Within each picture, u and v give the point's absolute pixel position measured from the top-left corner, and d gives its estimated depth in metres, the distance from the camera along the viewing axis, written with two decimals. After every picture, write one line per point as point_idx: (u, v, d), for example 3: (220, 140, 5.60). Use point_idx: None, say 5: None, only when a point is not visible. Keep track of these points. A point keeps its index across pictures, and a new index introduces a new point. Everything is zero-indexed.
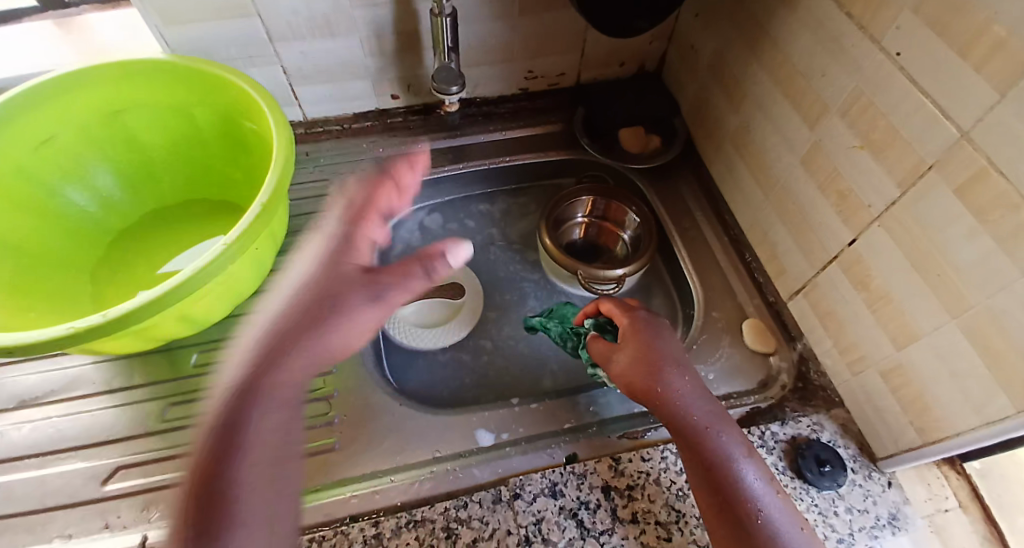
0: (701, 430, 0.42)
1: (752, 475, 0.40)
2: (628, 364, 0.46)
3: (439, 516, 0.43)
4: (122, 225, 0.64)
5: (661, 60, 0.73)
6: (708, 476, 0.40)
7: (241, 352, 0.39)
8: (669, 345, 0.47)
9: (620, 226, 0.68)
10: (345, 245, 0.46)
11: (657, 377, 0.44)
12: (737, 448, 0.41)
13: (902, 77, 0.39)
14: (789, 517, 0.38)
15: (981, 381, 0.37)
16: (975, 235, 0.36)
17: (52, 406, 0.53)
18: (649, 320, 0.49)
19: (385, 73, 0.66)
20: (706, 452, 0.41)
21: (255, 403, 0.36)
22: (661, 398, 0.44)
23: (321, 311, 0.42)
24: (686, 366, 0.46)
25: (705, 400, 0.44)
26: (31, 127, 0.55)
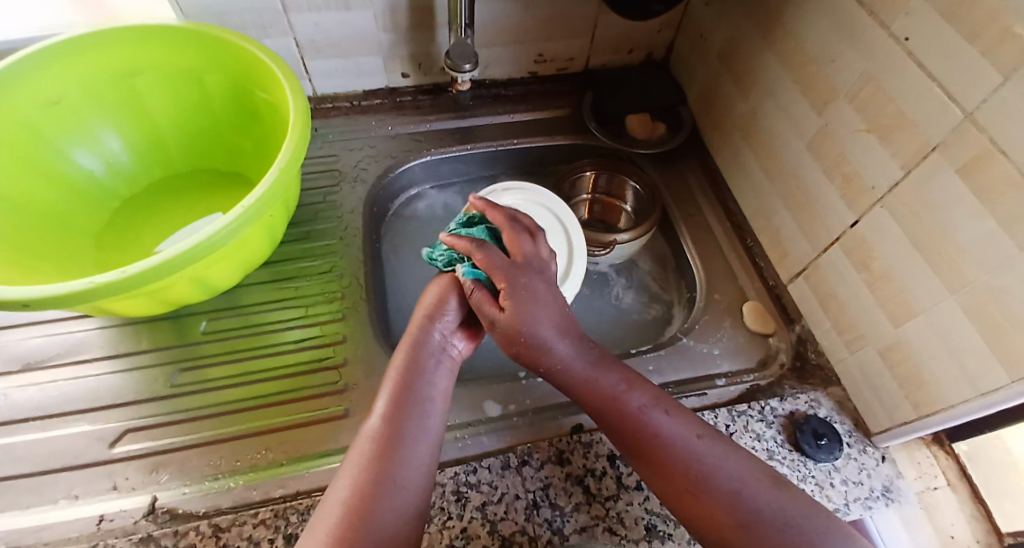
0: (586, 375, 0.45)
1: (695, 445, 0.41)
2: (514, 310, 0.44)
3: (449, 480, 0.44)
4: (129, 194, 0.64)
5: (669, 48, 0.74)
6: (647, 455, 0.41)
7: (361, 449, 0.39)
8: (542, 288, 0.47)
9: (622, 201, 0.70)
10: (439, 356, 0.46)
11: (536, 325, 0.45)
12: (663, 416, 0.43)
13: (911, 61, 0.41)
14: (702, 438, 0.42)
15: (977, 354, 0.39)
16: (976, 212, 0.38)
17: (58, 369, 0.53)
18: (531, 255, 0.48)
19: (397, 50, 0.66)
20: (616, 413, 0.43)
21: (387, 498, 0.37)
22: (545, 355, 0.45)
23: (425, 401, 0.43)
24: (554, 303, 0.46)
25: (567, 338, 0.46)
26: (40, 86, 0.55)
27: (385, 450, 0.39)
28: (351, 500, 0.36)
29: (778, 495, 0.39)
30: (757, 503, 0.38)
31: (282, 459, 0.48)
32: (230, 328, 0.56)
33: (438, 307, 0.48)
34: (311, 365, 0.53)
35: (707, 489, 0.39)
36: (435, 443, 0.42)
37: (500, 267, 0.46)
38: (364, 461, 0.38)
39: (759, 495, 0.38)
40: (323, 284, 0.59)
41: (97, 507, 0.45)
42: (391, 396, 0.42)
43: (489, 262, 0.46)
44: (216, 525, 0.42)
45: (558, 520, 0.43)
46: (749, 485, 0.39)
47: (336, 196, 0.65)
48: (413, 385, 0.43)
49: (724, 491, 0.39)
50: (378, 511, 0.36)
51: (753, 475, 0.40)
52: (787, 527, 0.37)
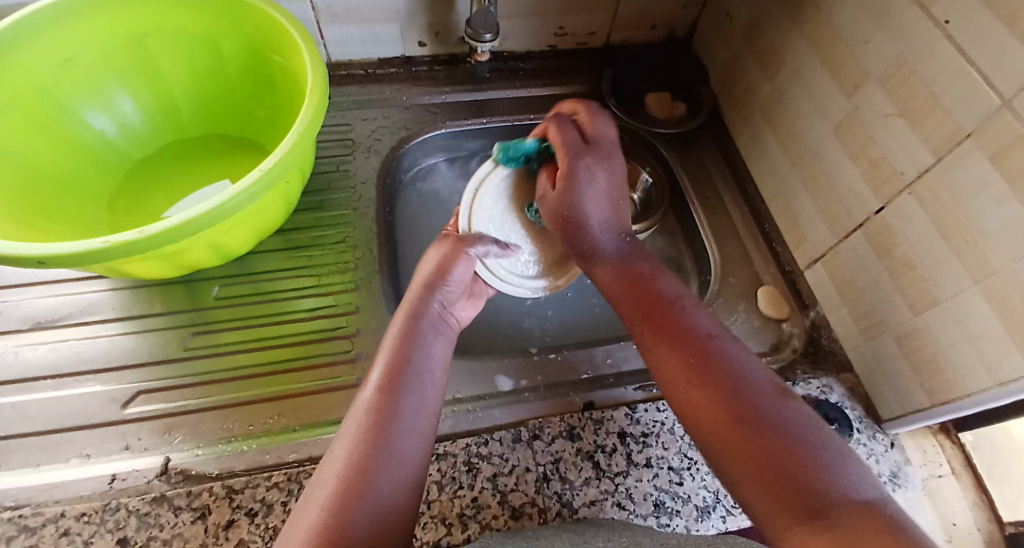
0: (614, 257, 0.47)
1: (740, 356, 0.39)
2: (562, 191, 0.47)
3: (460, 450, 0.45)
4: (141, 156, 0.64)
5: (692, 27, 0.73)
6: (695, 353, 0.39)
7: (355, 418, 0.39)
8: (613, 161, 0.49)
9: (631, 187, 0.67)
10: (436, 328, 0.46)
11: (584, 207, 0.47)
12: (710, 325, 0.41)
13: (948, 44, 0.40)
14: (716, 337, 0.40)
15: (997, 344, 0.39)
16: (1005, 201, 0.37)
17: (69, 329, 0.52)
18: (603, 134, 0.50)
19: (415, 18, 0.65)
20: (638, 295, 0.44)
21: (383, 468, 0.36)
22: (585, 233, 0.47)
23: (423, 373, 0.42)
24: (611, 184, 0.49)
25: (610, 225, 0.48)
26: (53, 44, 0.53)
27: (381, 419, 0.38)
28: (346, 471, 0.36)
29: (777, 403, 0.36)
30: (756, 402, 0.36)
31: (294, 425, 0.48)
32: (241, 295, 0.56)
33: (435, 278, 0.48)
34: (324, 334, 0.53)
35: (710, 381, 0.38)
36: (435, 416, 0.41)
37: (570, 147, 0.48)
38: (358, 431, 0.38)
39: (759, 396, 0.36)
40: (336, 254, 0.59)
41: (109, 466, 0.45)
42: (387, 368, 0.42)
43: (560, 139, 0.49)
44: (229, 486, 0.43)
45: (568, 493, 0.43)
46: (752, 382, 0.37)
47: (350, 166, 0.65)
48: (409, 356, 0.43)
49: (727, 386, 0.37)
50: (375, 480, 0.35)
51: (762, 374, 0.38)
52: (789, 424, 0.35)
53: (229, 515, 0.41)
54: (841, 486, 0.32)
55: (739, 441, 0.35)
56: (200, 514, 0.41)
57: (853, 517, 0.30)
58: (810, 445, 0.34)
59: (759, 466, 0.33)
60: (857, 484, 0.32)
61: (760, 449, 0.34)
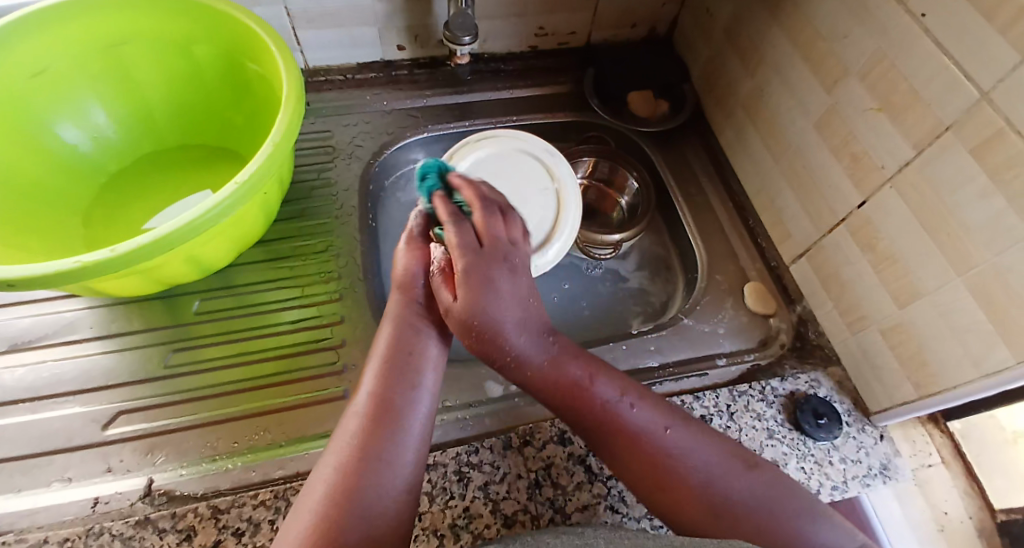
0: (544, 365, 0.42)
1: (688, 446, 0.40)
2: (468, 298, 0.39)
3: (451, 460, 0.44)
4: (117, 168, 0.62)
5: (673, 24, 0.73)
6: (646, 466, 0.39)
7: (345, 435, 0.37)
8: (513, 262, 0.42)
9: (619, 192, 0.68)
10: (428, 331, 0.44)
11: (494, 314, 0.40)
12: (651, 420, 0.41)
13: (925, 38, 0.40)
14: (669, 429, 0.40)
15: (981, 336, 0.39)
16: (986, 194, 0.37)
17: (46, 349, 0.51)
18: (502, 238, 0.42)
19: (393, 21, 0.64)
20: (580, 404, 0.41)
21: (374, 482, 0.35)
22: (503, 347, 0.41)
23: (418, 383, 0.41)
24: (519, 285, 0.42)
25: (529, 330, 0.42)
26: (21, 57, 0.52)
27: (374, 433, 0.37)
28: (335, 483, 0.35)
29: (749, 477, 0.38)
30: (730, 492, 0.38)
31: (280, 440, 0.47)
32: (224, 309, 0.54)
33: (408, 279, 0.45)
34: (309, 345, 0.53)
35: (676, 486, 0.38)
36: (428, 425, 0.40)
37: (467, 246, 0.40)
38: (348, 448, 0.36)
39: (731, 480, 0.38)
40: (320, 264, 0.58)
41: (91, 489, 0.44)
42: (378, 374, 0.41)
43: (457, 244, 0.40)
44: (215, 505, 0.42)
45: (560, 498, 0.43)
46: (713, 469, 0.38)
47: (331, 173, 0.64)
48: (401, 365, 0.41)
49: (697, 488, 0.38)
50: (366, 492, 0.35)
51: (720, 458, 0.39)
52: (757, 504, 0.37)
53: (216, 535, 0.40)
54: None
55: (726, 531, 0.36)
56: (185, 536, 0.40)
57: None
58: (781, 515, 0.37)
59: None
60: (834, 539, 0.36)
61: (742, 541, 0.36)
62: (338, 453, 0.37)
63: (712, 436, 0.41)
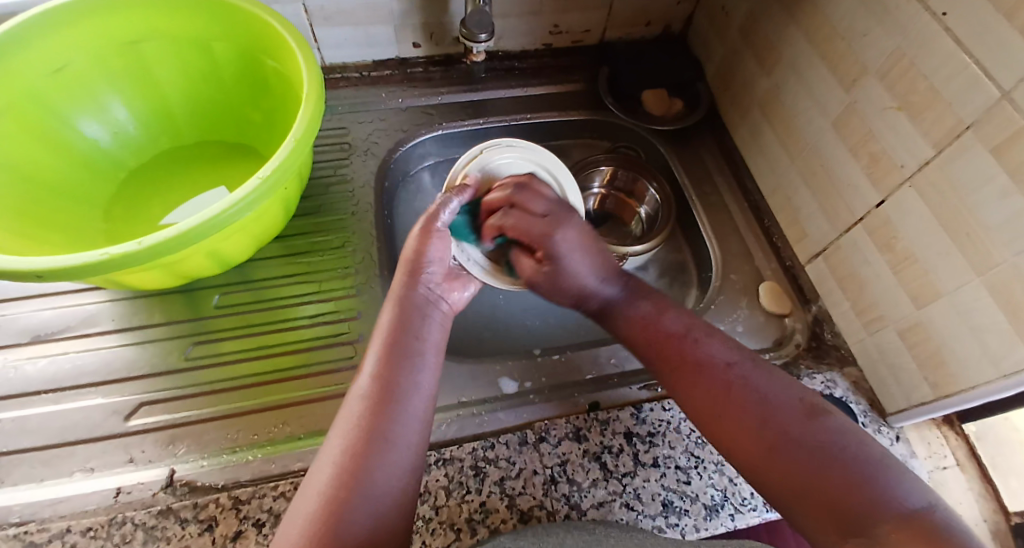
0: (617, 304, 0.48)
1: (750, 377, 0.40)
2: (549, 266, 0.48)
3: (467, 455, 0.45)
4: (136, 163, 0.63)
5: (687, 22, 0.72)
6: (706, 392, 0.40)
7: (350, 410, 0.38)
8: (573, 221, 0.49)
9: (638, 201, 0.68)
10: (427, 312, 0.44)
11: (572, 273, 0.48)
12: (717, 351, 0.42)
13: (947, 37, 0.40)
14: (733, 366, 0.41)
15: (1001, 337, 0.39)
16: (1007, 193, 0.37)
17: (69, 341, 0.52)
18: (553, 203, 0.50)
19: (409, 19, 0.64)
20: (649, 338, 0.45)
21: (381, 462, 0.36)
22: (582, 295, 0.49)
23: (417, 359, 0.41)
24: (582, 238, 0.49)
25: (601, 275, 0.49)
26: (45, 52, 0.53)
27: (377, 411, 0.38)
28: (341, 465, 0.35)
29: (812, 423, 0.37)
30: (790, 427, 0.37)
31: (298, 433, 0.48)
32: (242, 303, 0.55)
33: (417, 261, 0.46)
34: (326, 340, 0.53)
35: (737, 407, 0.39)
36: (430, 401, 0.40)
37: (534, 233, 0.48)
38: (353, 424, 0.37)
39: (791, 420, 0.37)
40: (336, 259, 0.58)
41: (113, 479, 0.45)
42: (379, 357, 0.41)
43: (524, 227, 0.48)
44: (236, 497, 0.42)
45: (576, 494, 0.43)
46: (776, 404, 0.38)
47: (347, 170, 0.64)
48: (402, 343, 0.42)
49: (753, 413, 0.38)
50: (373, 474, 0.35)
51: (787, 396, 0.38)
52: (819, 449, 0.35)
53: (237, 526, 0.41)
54: (887, 501, 0.32)
55: (784, 470, 0.35)
56: (207, 526, 0.41)
57: (900, 536, 0.31)
58: (844, 463, 0.34)
59: (803, 496, 0.34)
60: (902, 493, 0.33)
61: (807, 483, 0.34)
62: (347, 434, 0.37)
63: (769, 368, 0.41)
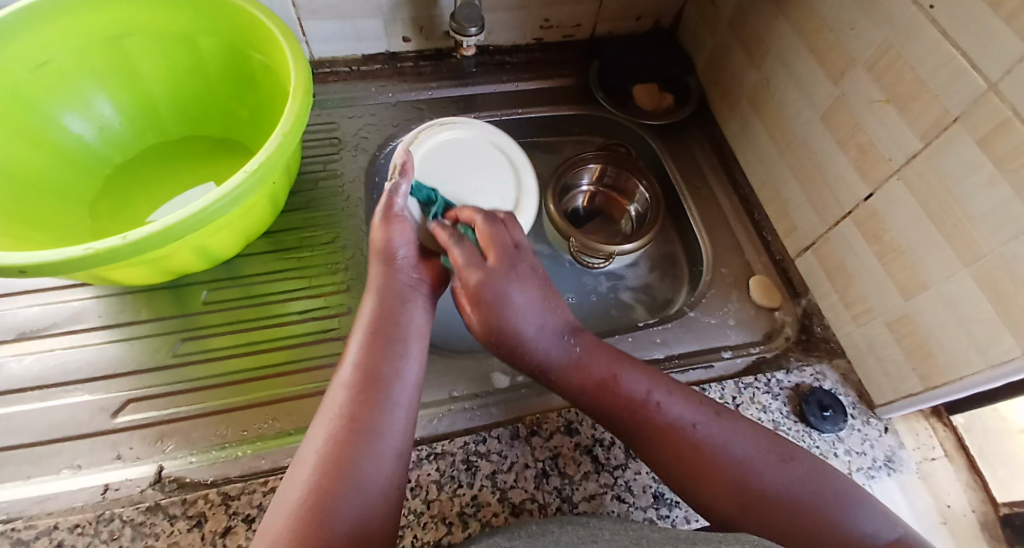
0: (568, 365, 0.43)
1: (719, 435, 0.40)
2: (484, 316, 0.42)
3: (459, 449, 0.44)
4: (122, 159, 0.62)
5: (677, 17, 0.72)
6: (684, 459, 0.39)
7: (336, 398, 0.38)
8: (520, 267, 0.45)
9: (628, 199, 0.68)
10: (408, 300, 0.44)
11: (513, 325, 0.43)
12: (682, 410, 0.41)
13: (933, 29, 0.40)
14: (699, 425, 0.40)
15: (988, 326, 0.40)
16: (994, 183, 0.37)
17: (55, 338, 0.51)
18: (505, 246, 0.46)
19: (398, 12, 0.64)
20: (610, 406, 0.42)
21: (366, 451, 0.36)
22: (528, 351, 0.43)
23: (401, 346, 0.41)
24: (533, 290, 0.45)
25: (548, 329, 0.44)
26: (29, 46, 0.52)
27: (363, 399, 0.38)
28: (327, 454, 0.35)
29: (786, 466, 0.39)
30: (768, 481, 0.38)
31: (288, 429, 0.47)
32: (230, 299, 0.55)
33: (390, 250, 0.45)
34: (316, 336, 0.53)
35: (718, 470, 0.38)
36: (415, 389, 0.40)
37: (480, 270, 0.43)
38: (338, 413, 0.37)
39: (770, 469, 0.38)
40: (326, 255, 0.58)
41: (101, 477, 0.44)
42: (363, 345, 0.40)
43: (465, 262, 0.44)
44: (226, 492, 0.42)
45: (567, 487, 0.43)
46: (750, 459, 0.39)
47: (337, 165, 0.64)
48: (386, 330, 0.42)
49: (729, 472, 0.38)
50: (358, 463, 0.35)
51: (756, 446, 0.40)
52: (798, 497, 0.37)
53: (227, 522, 0.41)
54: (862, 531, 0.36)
55: (772, 525, 0.36)
56: (196, 522, 0.41)
57: None
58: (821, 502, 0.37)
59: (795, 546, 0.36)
60: (873, 527, 0.36)
61: (793, 530, 0.36)
62: (333, 424, 0.36)
63: (728, 413, 0.42)
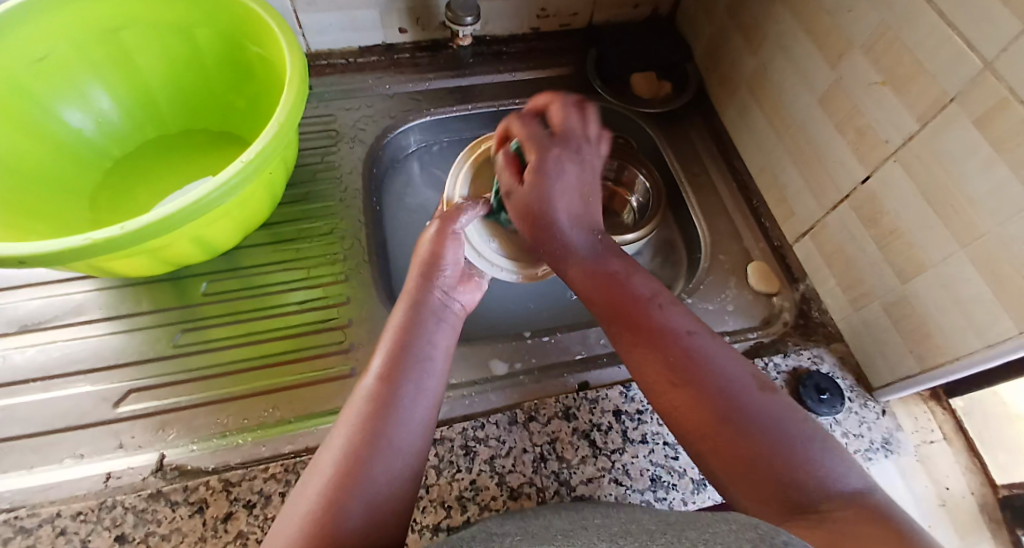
0: (588, 258, 0.45)
1: (709, 350, 0.39)
2: (536, 184, 0.45)
3: (457, 435, 0.45)
4: (121, 153, 0.63)
5: (676, 5, 0.72)
6: (665, 360, 0.39)
7: (354, 408, 0.38)
8: (569, 168, 0.46)
9: (629, 191, 0.67)
10: (439, 316, 0.44)
11: (551, 205, 0.45)
12: (681, 321, 0.41)
13: (929, 8, 0.40)
14: (694, 335, 0.40)
15: (985, 307, 0.40)
16: (991, 163, 0.37)
17: (57, 330, 0.52)
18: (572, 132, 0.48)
19: (395, 3, 0.64)
20: (614, 297, 0.42)
21: (380, 463, 0.36)
22: (556, 234, 0.45)
23: (425, 361, 0.41)
24: (580, 183, 0.46)
25: (579, 223, 0.46)
26: (26, 40, 0.52)
27: (380, 411, 0.38)
28: (341, 464, 0.35)
29: (763, 397, 0.37)
30: (744, 399, 0.37)
31: (289, 417, 0.48)
32: (230, 290, 0.55)
33: (433, 261, 0.46)
34: (316, 325, 0.53)
35: (694, 378, 0.38)
36: (434, 404, 0.40)
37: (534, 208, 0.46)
38: (355, 423, 0.37)
39: (747, 393, 0.37)
40: (325, 245, 0.58)
41: (103, 465, 0.44)
42: (387, 358, 0.41)
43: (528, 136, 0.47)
44: (226, 479, 0.42)
45: (565, 472, 0.43)
46: (732, 378, 0.37)
47: (334, 156, 0.64)
48: (411, 345, 0.42)
49: (711, 385, 0.37)
50: (372, 475, 0.35)
51: (741, 371, 0.38)
52: (768, 426, 0.35)
53: (228, 508, 0.41)
54: (826, 479, 0.33)
55: (728, 440, 0.35)
56: (197, 508, 0.41)
57: (845, 510, 0.31)
58: (789, 439, 0.35)
59: (747, 468, 0.34)
60: (843, 472, 0.34)
61: (747, 455, 0.35)
62: (348, 432, 0.37)
63: (721, 341, 0.41)
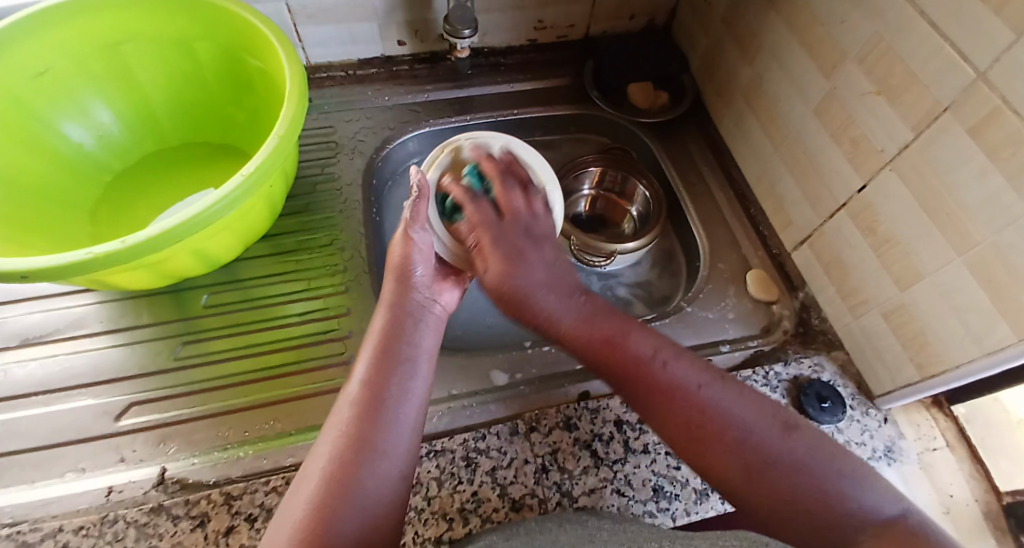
0: (573, 321, 0.44)
1: (722, 400, 0.39)
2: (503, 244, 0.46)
3: (458, 446, 0.45)
4: (121, 166, 0.63)
5: (671, 15, 0.73)
6: (681, 426, 0.38)
7: (341, 414, 0.38)
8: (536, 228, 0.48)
9: (630, 202, 0.68)
10: (421, 317, 0.44)
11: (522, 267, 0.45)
12: (688, 374, 0.40)
13: (922, 19, 0.40)
14: (704, 387, 0.39)
15: (983, 314, 0.40)
16: (985, 172, 0.38)
17: (58, 344, 0.52)
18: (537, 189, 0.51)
19: (393, 16, 0.65)
20: (616, 361, 0.41)
21: (369, 470, 0.35)
22: (538, 301, 0.44)
23: (409, 363, 0.41)
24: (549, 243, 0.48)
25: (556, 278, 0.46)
26: (26, 56, 0.52)
27: (367, 416, 0.37)
28: (330, 472, 0.35)
29: (788, 438, 0.37)
30: (770, 452, 0.36)
31: (290, 429, 0.48)
32: (230, 302, 0.55)
33: (405, 265, 0.46)
34: (316, 337, 0.53)
35: (714, 441, 0.37)
36: (423, 408, 0.40)
37: (505, 240, 0.46)
38: (343, 429, 0.37)
39: (772, 441, 0.37)
40: (325, 256, 0.58)
41: (104, 479, 0.44)
42: (371, 362, 0.41)
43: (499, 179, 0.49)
44: (228, 493, 0.42)
45: (567, 482, 0.43)
46: (754, 428, 0.37)
47: (334, 168, 0.64)
48: (395, 349, 0.42)
49: (733, 439, 0.37)
50: (361, 483, 0.35)
51: (762, 417, 0.38)
52: (798, 471, 0.35)
53: (229, 522, 0.41)
54: (863, 516, 0.34)
55: (762, 499, 0.35)
56: (199, 522, 0.41)
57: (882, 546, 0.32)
58: (823, 480, 0.35)
59: (785, 522, 0.35)
60: (879, 505, 0.34)
61: (786, 508, 0.35)
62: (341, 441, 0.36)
63: (734, 381, 0.40)
